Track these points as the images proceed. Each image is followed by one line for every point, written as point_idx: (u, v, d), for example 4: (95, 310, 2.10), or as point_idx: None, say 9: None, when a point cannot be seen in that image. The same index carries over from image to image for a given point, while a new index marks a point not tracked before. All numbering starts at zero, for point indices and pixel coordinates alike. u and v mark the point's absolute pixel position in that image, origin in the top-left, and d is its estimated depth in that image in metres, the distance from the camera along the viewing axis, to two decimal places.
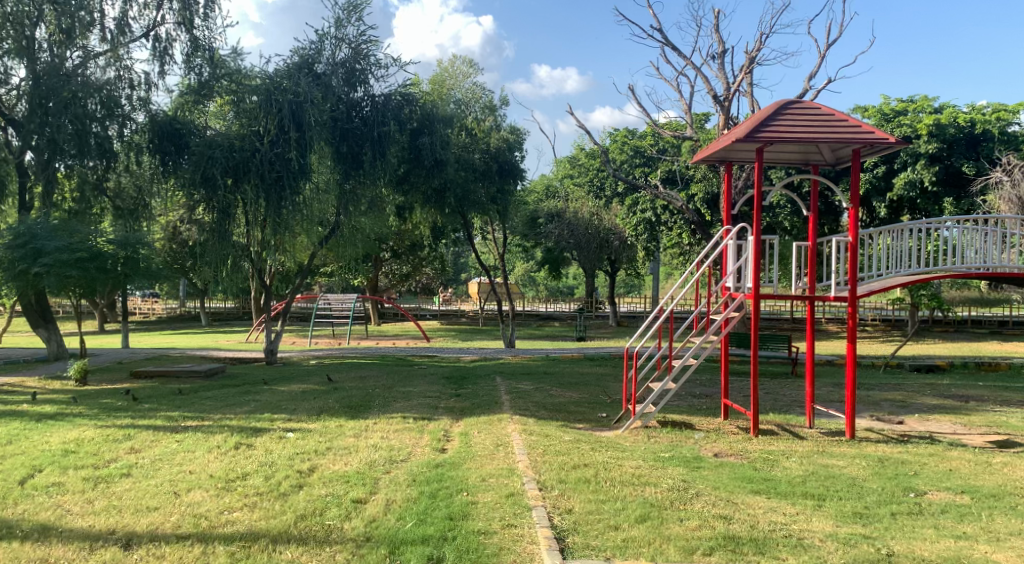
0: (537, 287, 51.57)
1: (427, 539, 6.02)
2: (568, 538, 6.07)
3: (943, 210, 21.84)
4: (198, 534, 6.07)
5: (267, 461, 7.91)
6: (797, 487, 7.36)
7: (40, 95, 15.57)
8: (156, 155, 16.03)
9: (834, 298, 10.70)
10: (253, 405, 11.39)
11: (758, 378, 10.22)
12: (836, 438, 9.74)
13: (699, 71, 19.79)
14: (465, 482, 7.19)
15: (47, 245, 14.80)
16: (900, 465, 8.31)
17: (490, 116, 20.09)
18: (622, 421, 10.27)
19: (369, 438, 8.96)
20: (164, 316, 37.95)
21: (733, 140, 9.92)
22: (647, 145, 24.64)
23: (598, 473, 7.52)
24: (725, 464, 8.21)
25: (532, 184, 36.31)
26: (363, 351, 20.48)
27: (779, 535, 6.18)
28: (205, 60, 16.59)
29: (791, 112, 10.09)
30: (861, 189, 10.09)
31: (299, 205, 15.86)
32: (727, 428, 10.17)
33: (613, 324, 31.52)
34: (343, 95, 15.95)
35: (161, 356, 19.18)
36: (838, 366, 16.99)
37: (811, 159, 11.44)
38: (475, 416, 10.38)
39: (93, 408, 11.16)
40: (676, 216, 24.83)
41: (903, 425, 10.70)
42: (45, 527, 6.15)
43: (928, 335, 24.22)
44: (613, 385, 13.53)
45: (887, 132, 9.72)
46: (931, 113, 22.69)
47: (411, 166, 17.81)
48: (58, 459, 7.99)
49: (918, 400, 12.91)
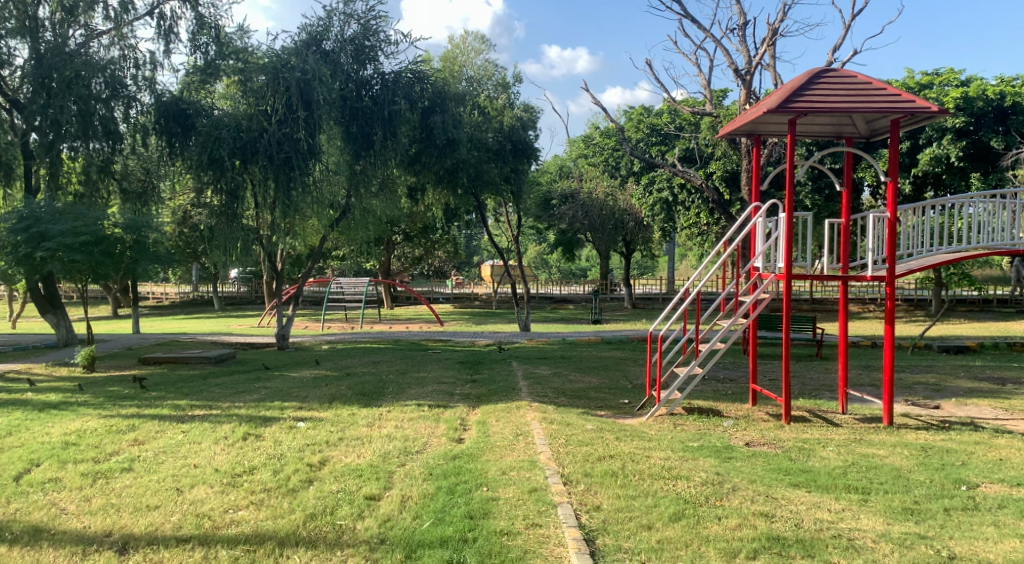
0: (549, 268, 51.02)
1: (446, 541, 5.59)
2: (598, 540, 5.63)
3: (970, 186, 21.15)
4: (199, 537, 5.66)
5: (275, 453, 7.51)
6: (839, 480, 6.89)
7: (42, 74, 15.16)
8: (163, 136, 15.61)
9: (870, 278, 10.08)
10: (263, 392, 10.99)
11: (788, 362, 9.64)
12: (872, 426, 9.22)
13: (719, 44, 18.97)
14: (484, 475, 6.76)
15: (51, 228, 14.37)
16: (945, 455, 7.80)
17: (503, 94, 19.52)
18: (646, 409, 9.81)
19: (383, 427, 8.57)
20: (178, 301, 37.77)
21: (763, 111, 9.38)
22: (664, 122, 23.93)
23: (625, 465, 7.06)
24: (758, 454, 7.74)
25: (545, 165, 35.73)
26: (376, 336, 20.09)
27: (827, 535, 5.72)
28: (211, 38, 16.13)
29: (825, 82, 9.52)
30: (900, 161, 9.49)
31: (309, 187, 15.40)
32: (756, 415, 9.69)
33: (629, 306, 31.01)
34: (352, 73, 15.43)
35: (171, 342, 18.88)
36: (865, 347, 16.46)
37: (844, 131, 10.88)
38: (492, 403, 9.95)
39: (99, 396, 10.82)
40: (694, 195, 24.21)
41: (942, 410, 10.16)
42: (38, 529, 5.76)
43: (954, 315, 23.61)
44: (634, 370, 13.09)
45: (928, 100, 9.15)
46: (958, 85, 21.87)
47: (423, 146, 17.32)
48: (58, 452, 7.61)
49: (953, 383, 12.37)
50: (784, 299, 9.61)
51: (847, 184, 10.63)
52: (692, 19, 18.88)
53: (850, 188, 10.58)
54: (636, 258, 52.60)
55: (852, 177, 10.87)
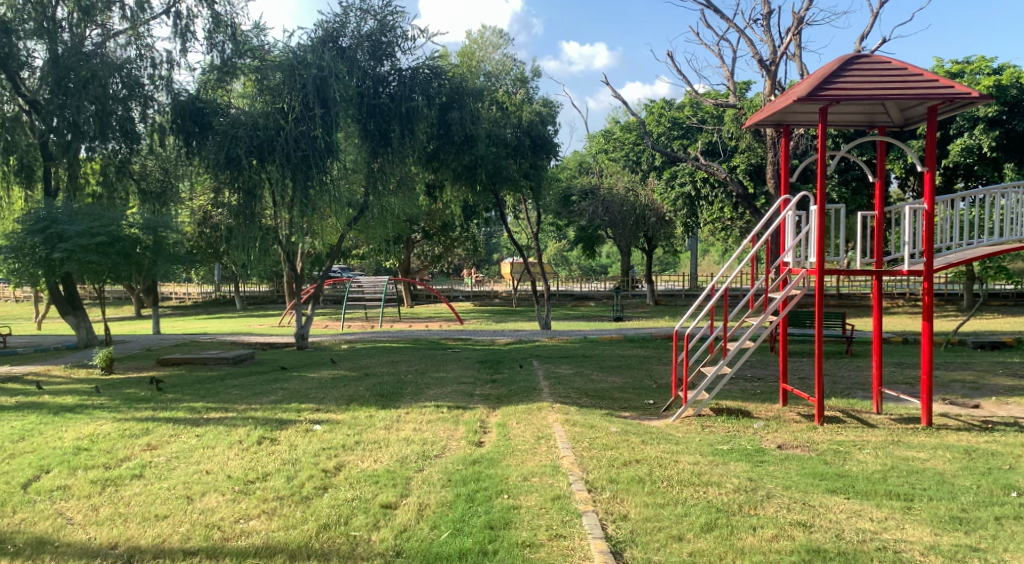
0: (570, 265, 50.76)
1: (466, 553, 5.31)
2: (626, 553, 5.33)
3: (1004, 176, 20.67)
4: (208, 549, 5.43)
5: (291, 458, 7.28)
6: (880, 486, 6.53)
7: (59, 74, 15.01)
8: (180, 136, 15.39)
9: (907, 272, 9.64)
10: (280, 394, 10.80)
11: (822, 360, 9.22)
12: (910, 427, 8.82)
13: (744, 34, 18.48)
14: (506, 482, 6.47)
15: (68, 229, 14.25)
16: (991, 458, 7.41)
17: (522, 89, 19.23)
18: (672, 409, 9.49)
19: (401, 430, 8.31)
20: (200, 301, 37.98)
21: (792, 100, 9.01)
22: (686, 115, 23.51)
23: (652, 471, 6.74)
24: (792, 458, 7.39)
25: (565, 161, 35.42)
26: (395, 335, 19.90)
27: (871, 547, 5.38)
28: (228, 36, 15.85)
29: (858, 68, 9.12)
30: (938, 150, 9.06)
31: (327, 185, 15.20)
32: (787, 416, 9.33)
33: (652, 302, 30.59)
34: (369, 70, 15.22)
35: (190, 343, 18.81)
36: (897, 344, 16.00)
37: (877, 120, 10.49)
38: (513, 404, 9.67)
39: (115, 399, 10.66)
40: (718, 190, 23.79)
41: (983, 410, 9.74)
42: (41, 541, 5.55)
43: (987, 310, 22.98)
44: (659, 369, 12.75)
45: (968, 85, 8.72)
46: (990, 74, 21.21)
47: (441, 143, 17.07)
48: (69, 457, 7.43)
49: (991, 380, 11.92)
50: (816, 295, 9.19)
51: (881, 174, 10.18)
52: (715, 8, 18.42)
53: (884, 179, 10.14)
54: (658, 254, 52.22)
55: (885, 167, 10.41)
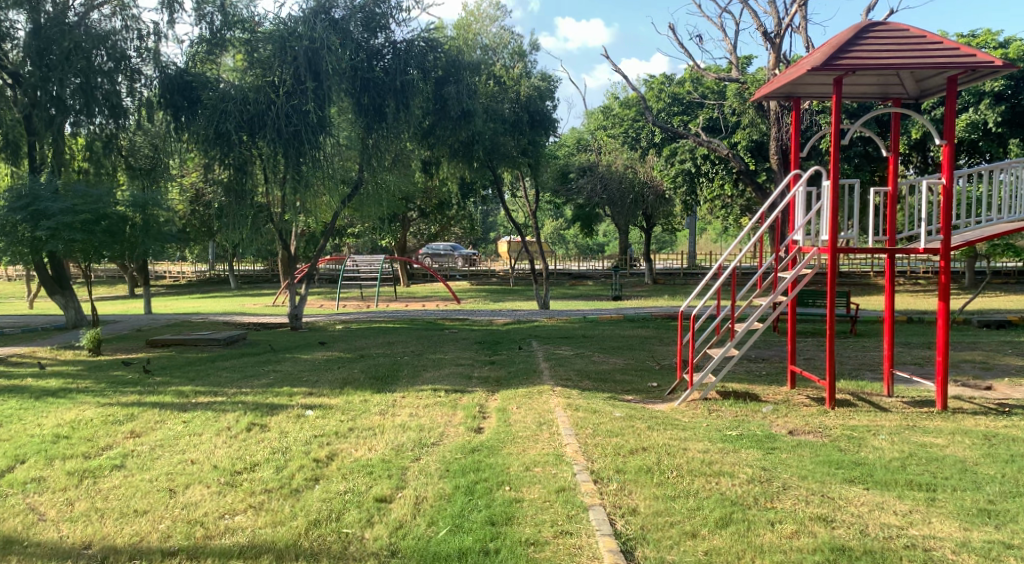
0: (567, 244, 50.37)
1: (466, 554, 4.97)
2: (637, 551, 5.00)
3: (1008, 152, 20.28)
4: (189, 549, 5.08)
5: (281, 446, 6.93)
6: (898, 475, 6.21)
7: (39, 46, 14.49)
8: (168, 111, 14.79)
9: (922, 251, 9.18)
10: (272, 376, 10.42)
11: (833, 340, 8.75)
12: (924, 411, 8.49)
13: (748, 5, 17.98)
14: (507, 472, 6.13)
15: (51, 207, 13.76)
16: (1012, 444, 7.09)
17: (520, 63, 18.67)
18: (677, 393, 9.15)
19: (396, 416, 7.95)
20: (194, 280, 37.50)
21: (805, 70, 8.56)
22: (687, 91, 23.02)
23: (661, 460, 6.40)
24: (805, 444, 7.05)
25: (563, 138, 34.91)
26: (391, 315, 19.51)
27: (899, 545, 5.05)
28: (216, 7, 14.81)
29: (874, 37, 8.68)
30: (956, 124, 8.61)
31: (320, 160, 14.70)
32: (796, 399, 8.99)
33: (650, 281, 30.25)
34: (362, 43, 14.66)
35: (181, 322, 18.40)
36: (903, 323, 15.66)
37: (891, 92, 10.07)
38: (513, 387, 9.31)
39: (100, 383, 10.26)
40: (719, 166, 23.34)
41: (996, 392, 9.42)
42: (9, 541, 5.20)
43: (989, 288, 22.67)
44: (662, 350, 12.39)
45: (991, 54, 8.27)
46: (997, 47, 20.71)
47: (437, 118, 16.48)
48: (46, 446, 7.06)
49: (1002, 361, 11.57)
50: (828, 274, 8.72)
51: (895, 148, 9.61)
52: None
53: (898, 153, 9.57)
54: (656, 233, 51.93)
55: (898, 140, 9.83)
